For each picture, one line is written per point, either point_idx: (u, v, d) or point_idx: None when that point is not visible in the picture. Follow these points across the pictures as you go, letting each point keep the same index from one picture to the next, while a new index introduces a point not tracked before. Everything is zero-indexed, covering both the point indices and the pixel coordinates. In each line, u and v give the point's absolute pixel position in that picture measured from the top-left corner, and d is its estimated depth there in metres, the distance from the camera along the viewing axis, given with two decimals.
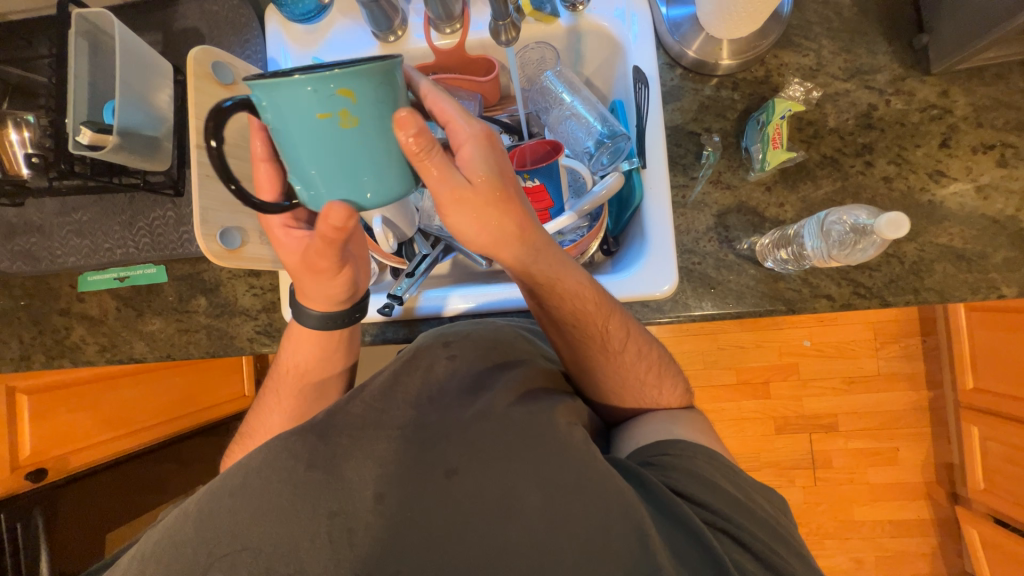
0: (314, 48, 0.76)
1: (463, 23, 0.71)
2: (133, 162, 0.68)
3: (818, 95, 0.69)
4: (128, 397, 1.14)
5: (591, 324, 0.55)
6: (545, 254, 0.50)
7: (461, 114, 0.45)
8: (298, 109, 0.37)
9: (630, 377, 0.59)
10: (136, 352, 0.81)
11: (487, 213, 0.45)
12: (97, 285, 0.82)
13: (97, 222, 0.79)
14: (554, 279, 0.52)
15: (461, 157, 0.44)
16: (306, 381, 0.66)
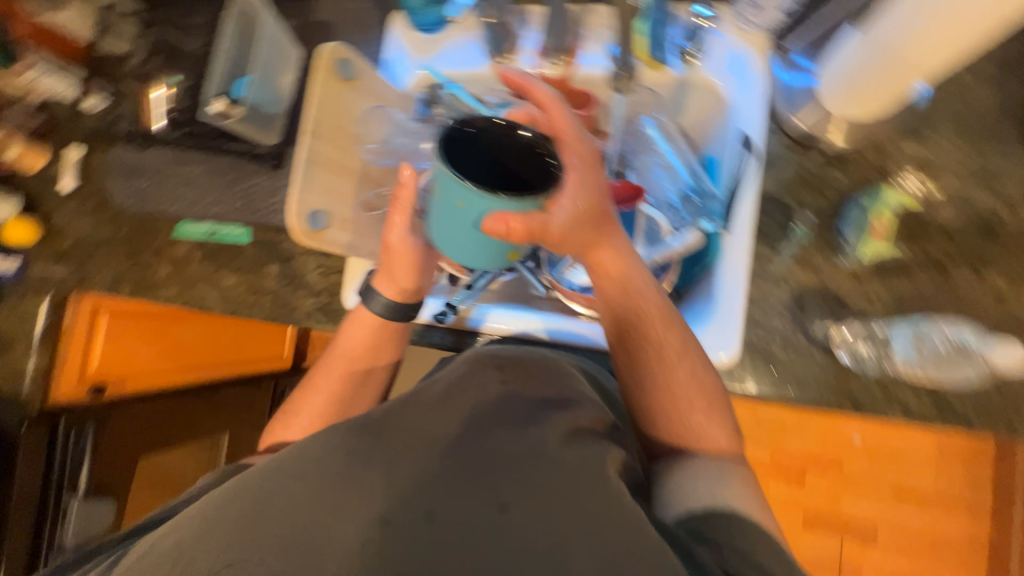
0: (428, 56, 0.80)
1: (570, 57, 0.74)
2: (250, 133, 0.75)
3: (932, 192, 0.65)
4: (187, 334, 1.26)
5: (651, 321, 0.60)
6: (617, 255, 0.57)
7: (574, 136, 0.52)
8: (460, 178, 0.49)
9: (685, 386, 0.59)
10: (207, 301, 0.86)
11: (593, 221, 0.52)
12: (190, 235, 0.88)
13: (204, 177, 0.87)
14: (624, 284, 0.59)
15: (576, 179, 0.50)
16: (360, 362, 0.70)
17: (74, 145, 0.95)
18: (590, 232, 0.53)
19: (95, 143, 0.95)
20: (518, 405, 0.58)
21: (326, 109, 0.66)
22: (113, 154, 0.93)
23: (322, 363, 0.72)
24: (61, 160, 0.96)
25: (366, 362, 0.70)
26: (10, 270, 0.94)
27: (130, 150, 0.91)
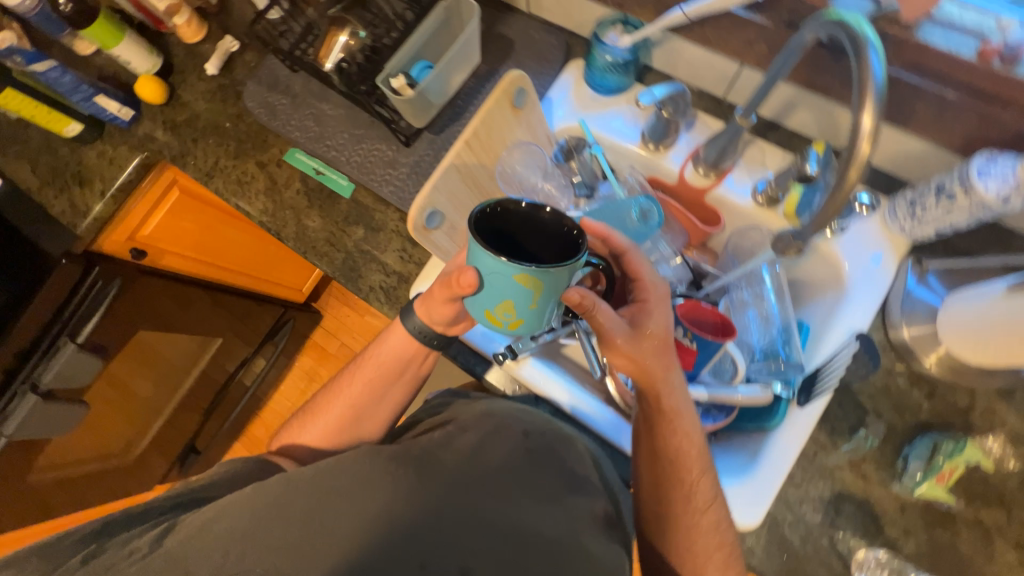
0: (588, 113, 0.83)
1: (719, 176, 0.75)
2: (405, 113, 0.76)
3: (1010, 461, 0.63)
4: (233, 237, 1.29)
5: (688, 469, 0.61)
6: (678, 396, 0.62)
7: (645, 273, 0.62)
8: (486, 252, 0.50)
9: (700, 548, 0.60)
10: (284, 232, 0.87)
11: (653, 350, 0.60)
12: (298, 164, 0.90)
13: (336, 122, 0.90)
14: (674, 419, 0.61)
15: (644, 311, 0.60)
16: (382, 382, 0.77)
17: (233, 38, 0.99)
18: (652, 359, 0.60)
19: (252, 45, 0.99)
20: (523, 468, 0.62)
21: (486, 126, 0.67)
22: (264, 62, 0.96)
23: (357, 364, 0.79)
24: (215, 46, 1.00)
25: (388, 382, 0.77)
26: (120, 115, 0.95)
27: (281, 66, 0.95)
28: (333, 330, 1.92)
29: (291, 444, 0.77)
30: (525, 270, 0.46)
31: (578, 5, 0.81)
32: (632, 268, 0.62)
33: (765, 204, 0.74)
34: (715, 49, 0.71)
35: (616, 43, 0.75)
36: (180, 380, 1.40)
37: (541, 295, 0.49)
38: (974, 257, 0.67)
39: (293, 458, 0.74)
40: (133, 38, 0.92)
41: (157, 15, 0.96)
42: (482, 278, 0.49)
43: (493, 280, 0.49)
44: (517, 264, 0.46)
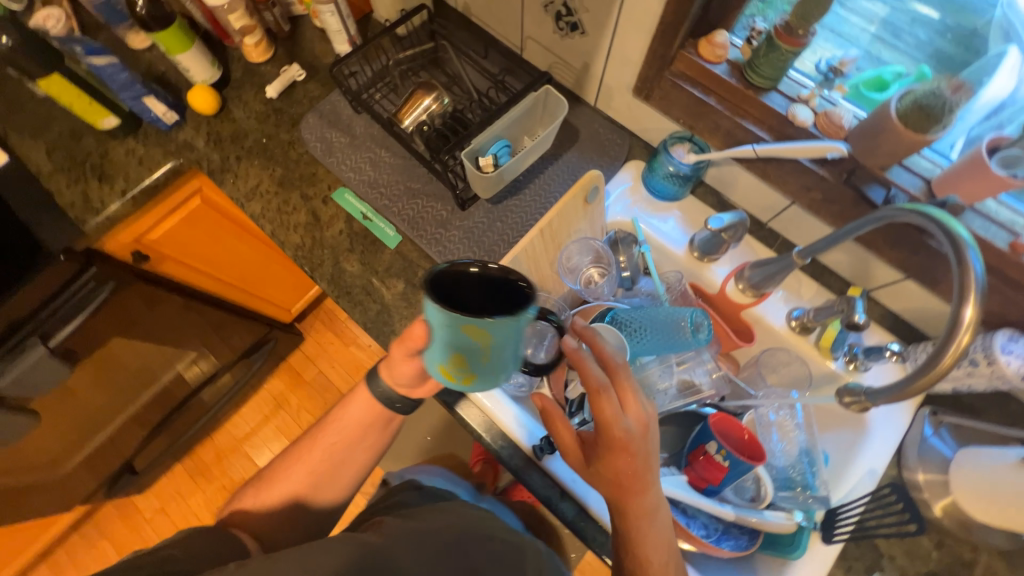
0: (641, 213, 0.87)
1: (760, 297, 0.80)
2: (477, 185, 0.77)
3: None
4: (239, 253, 1.23)
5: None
6: (641, 509, 0.58)
7: (596, 376, 0.53)
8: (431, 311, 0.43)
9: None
10: (319, 271, 0.84)
11: (616, 458, 0.55)
12: (345, 205, 0.88)
13: (392, 171, 0.90)
14: (642, 529, 0.58)
15: (604, 418, 0.54)
16: (347, 449, 0.72)
17: (299, 67, 0.99)
18: (624, 468, 0.56)
19: (318, 78, 0.99)
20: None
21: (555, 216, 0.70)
22: (327, 97, 0.96)
23: (318, 430, 0.74)
24: (278, 70, 0.99)
25: (349, 449, 0.73)
26: (163, 119, 0.91)
27: (344, 104, 0.95)
28: (313, 355, 1.83)
29: (242, 516, 0.71)
30: (471, 324, 0.41)
31: (646, 115, 0.86)
32: (582, 375, 0.53)
33: (798, 330, 0.79)
34: (770, 183, 0.77)
35: (682, 158, 0.80)
36: (134, 396, 1.26)
37: (489, 349, 0.43)
38: (983, 421, 0.72)
39: (245, 533, 0.68)
40: (199, 49, 0.89)
41: (230, 32, 0.95)
42: (433, 330, 0.44)
43: (438, 334, 0.43)
44: (457, 317, 0.40)
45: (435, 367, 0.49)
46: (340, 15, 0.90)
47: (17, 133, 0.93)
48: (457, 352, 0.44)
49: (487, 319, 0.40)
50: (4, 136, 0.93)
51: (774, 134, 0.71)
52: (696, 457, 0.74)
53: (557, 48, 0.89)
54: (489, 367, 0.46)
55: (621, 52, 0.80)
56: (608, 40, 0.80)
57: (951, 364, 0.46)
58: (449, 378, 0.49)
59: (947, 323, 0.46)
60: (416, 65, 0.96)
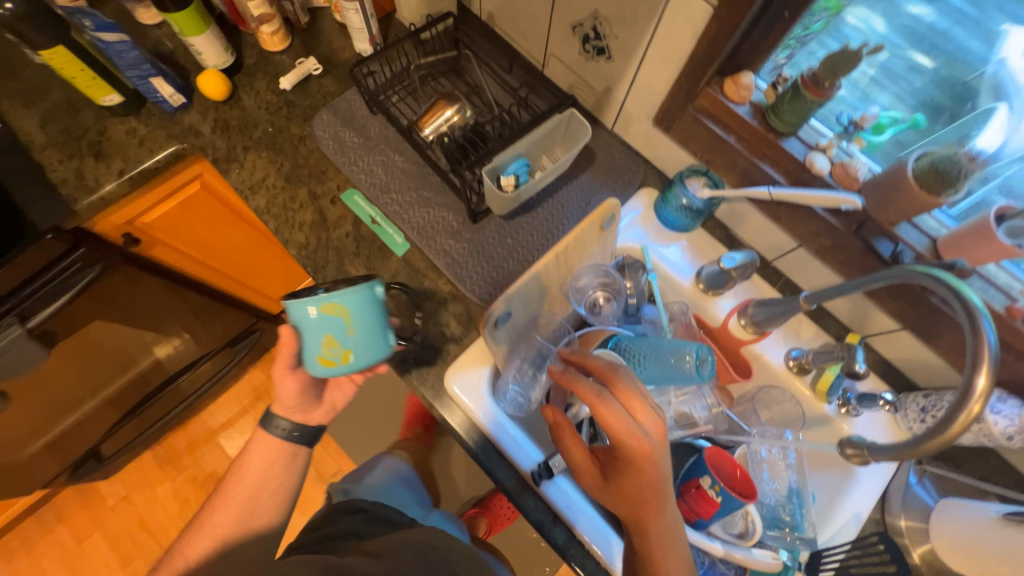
0: (650, 240, 0.88)
1: (760, 335, 0.81)
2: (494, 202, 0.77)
3: None
4: (234, 240, 1.18)
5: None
6: (661, 526, 0.58)
7: (596, 394, 0.57)
8: (304, 319, 0.62)
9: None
10: (322, 273, 0.83)
11: (635, 475, 0.56)
12: (353, 207, 0.87)
13: (405, 176, 0.88)
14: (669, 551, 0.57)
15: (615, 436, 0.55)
16: (265, 493, 0.77)
17: (316, 61, 0.96)
18: (645, 484, 0.57)
19: (334, 74, 0.97)
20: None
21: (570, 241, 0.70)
22: (343, 95, 0.94)
23: (222, 491, 0.77)
24: (294, 62, 0.97)
25: (262, 489, 0.78)
26: (169, 101, 0.88)
27: (360, 103, 0.93)
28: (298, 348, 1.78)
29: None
30: (326, 300, 0.61)
31: (663, 144, 0.87)
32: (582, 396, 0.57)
33: (796, 370, 0.80)
34: (780, 225, 0.78)
35: (697, 192, 0.81)
36: (108, 381, 1.22)
37: (349, 324, 0.63)
38: (965, 475, 0.74)
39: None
40: (212, 32, 0.86)
41: (247, 18, 0.92)
42: (303, 321, 0.63)
43: (310, 327, 0.63)
44: (314, 304, 0.61)
45: (318, 367, 0.66)
46: (364, 14, 0.89)
47: (9, 100, 0.89)
48: (328, 339, 0.64)
49: (337, 298, 0.61)
50: None
51: (790, 180, 0.72)
52: (688, 489, 0.75)
53: (580, 69, 0.89)
54: (356, 348, 0.65)
55: (645, 81, 0.80)
56: (634, 68, 0.80)
57: (961, 429, 0.47)
58: (335, 370, 0.66)
59: (958, 391, 0.47)
60: (436, 71, 0.95)
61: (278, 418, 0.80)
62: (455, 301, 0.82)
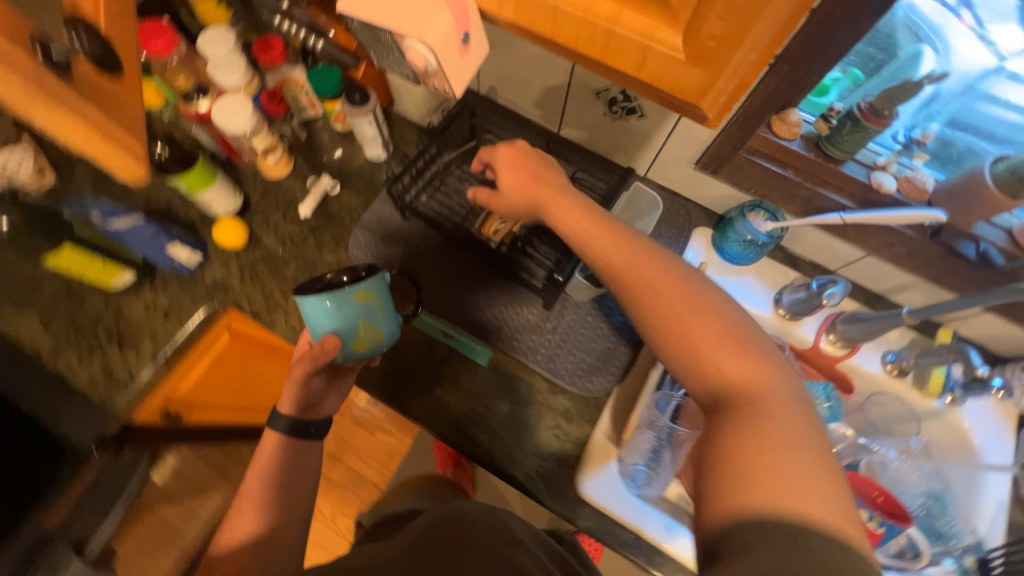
0: (721, 280, 0.87)
1: (853, 349, 0.82)
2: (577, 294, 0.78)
3: None
4: (263, 372, 1.02)
5: (744, 464, 0.40)
6: (814, 446, 0.41)
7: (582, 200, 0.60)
8: (327, 310, 0.62)
9: (773, 507, 0.37)
10: (412, 406, 0.77)
11: (666, 298, 0.50)
12: (421, 326, 0.81)
13: (463, 278, 0.84)
14: (744, 381, 0.45)
15: (616, 244, 0.54)
16: (282, 490, 0.67)
17: (329, 177, 0.91)
18: (762, 372, 0.45)
19: (351, 186, 0.92)
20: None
21: None
22: (369, 208, 0.89)
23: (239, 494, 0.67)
24: (305, 184, 0.91)
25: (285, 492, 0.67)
26: (186, 263, 0.80)
27: (390, 212, 0.88)
28: (337, 452, 1.59)
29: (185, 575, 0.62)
30: (360, 288, 0.63)
31: (707, 184, 0.87)
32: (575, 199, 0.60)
33: (896, 373, 0.80)
34: (846, 241, 0.80)
35: (760, 227, 0.81)
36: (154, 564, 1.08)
37: (379, 303, 0.66)
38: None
39: None
40: (223, 181, 0.80)
41: (249, 153, 0.86)
42: (336, 321, 0.64)
43: (337, 317, 0.63)
44: (347, 291, 0.62)
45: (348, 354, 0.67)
46: (376, 123, 0.84)
47: None
48: (357, 325, 0.65)
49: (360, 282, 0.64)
50: None
51: (858, 202, 0.73)
52: None
53: (606, 128, 0.88)
54: (385, 326, 0.67)
55: (685, 132, 0.80)
56: (671, 121, 0.80)
57: None
58: (365, 353, 0.68)
59: None
60: (458, 162, 0.91)
61: (285, 407, 0.69)
62: (557, 399, 0.78)
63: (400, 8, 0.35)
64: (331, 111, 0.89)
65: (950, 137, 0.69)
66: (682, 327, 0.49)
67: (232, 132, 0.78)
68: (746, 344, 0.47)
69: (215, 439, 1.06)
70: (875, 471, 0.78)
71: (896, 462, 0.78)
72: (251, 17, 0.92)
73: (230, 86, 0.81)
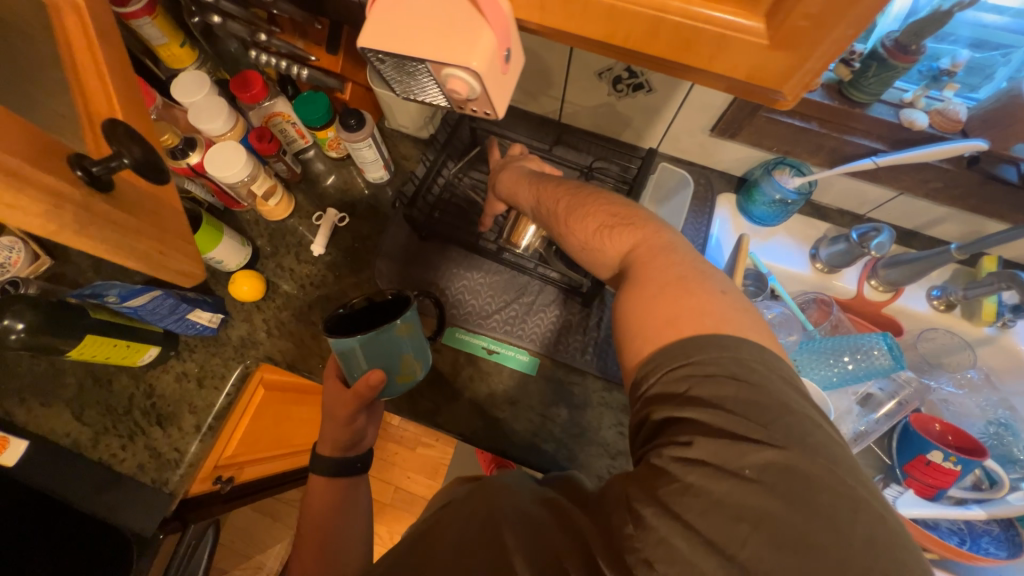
0: (754, 245, 0.85)
1: (897, 292, 0.81)
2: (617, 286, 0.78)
3: None
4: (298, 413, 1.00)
5: (643, 329, 0.48)
6: (706, 291, 0.48)
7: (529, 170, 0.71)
8: (367, 349, 0.58)
9: (673, 351, 0.44)
10: (469, 430, 0.74)
11: (615, 224, 0.57)
12: (462, 345, 0.79)
13: (493, 289, 0.82)
14: (649, 255, 0.53)
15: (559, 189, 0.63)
16: (334, 540, 0.59)
17: (335, 209, 0.87)
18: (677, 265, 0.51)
19: (359, 214, 0.88)
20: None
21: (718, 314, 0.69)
22: (382, 233, 0.86)
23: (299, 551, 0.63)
24: (312, 221, 0.87)
25: None
26: (209, 325, 0.76)
27: (405, 234, 0.85)
28: (382, 476, 1.58)
29: None
30: (405, 322, 0.60)
31: (724, 149, 0.84)
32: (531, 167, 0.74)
33: (943, 308, 0.80)
34: (877, 184, 0.78)
35: (788, 184, 0.78)
36: None
37: (414, 331, 0.63)
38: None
39: None
40: (229, 235, 0.76)
41: (247, 198, 0.81)
42: (378, 360, 0.60)
43: (377, 353, 0.59)
44: (389, 327, 0.58)
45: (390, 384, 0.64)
46: (375, 145, 0.80)
47: (21, 405, 0.74)
48: (396, 355, 0.62)
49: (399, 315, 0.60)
50: (10, 413, 0.74)
51: (888, 143, 0.71)
52: (915, 467, 0.72)
53: (612, 109, 0.85)
54: (420, 348, 0.65)
55: (697, 100, 0.77)
56: (682, 90, 0.76)
57: None
58: (405, 380, 0.65)
59: None
60: (465, 170, 0.88)
61: (324, 445, 0.63)
62: (613, 395, 0.76)
63: (435, 36, 0.33)
64: (324, 140, 0.84)
65: (988, 60, 0.68)
66: (571, 227, 0.60)
67: (230, 182, 0.74)
68: (620, 221, 0.57)
69: (265, 489, 1.04)
70: (936, 409, 0.80)
71: (955, 397, 0.79)
72: (220, 54, 0.87)
73: (214, 132, 0.75)
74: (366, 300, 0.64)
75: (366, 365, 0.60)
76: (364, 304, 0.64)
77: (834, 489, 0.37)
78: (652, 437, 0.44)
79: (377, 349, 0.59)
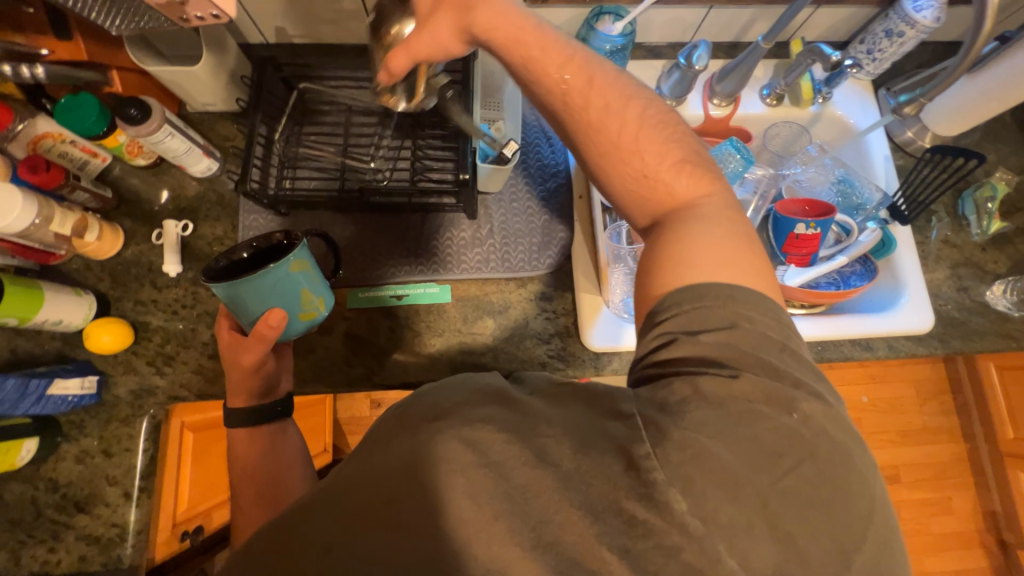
0: None
1: (735, 101, 0.87)
2: (488, 183, 0.77)
3: (1013, 181, 0.87)
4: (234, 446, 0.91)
5: (692, 264, 0.45)
6: (743, 241, 0.47)
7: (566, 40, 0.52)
8: (254, 291, 0.54)
9: (720, 292, 0.43)
10: (411, 375, 0.74)
11: (666, 163, 0.50)
12: (368, 303, 0.76)
13: (375, 237, 0.79)
14: (702, 210, 0.49)
15: (614, 82, 0.52)
16: (268, 486, 0.58)
17: (173, 220, 0.77)
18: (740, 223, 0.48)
19: (204, 216, 0.78)
20: None
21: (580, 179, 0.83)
22: (239, 226, 0.78)
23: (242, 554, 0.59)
24: (153, 242, 0.77)
25: None
26: (85, 391, 0.68)
27: (265, 217, 0.78)
28: None
29: None
30: (297, 257, 0.55)
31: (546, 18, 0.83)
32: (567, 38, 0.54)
33: (776, 102, 0.88)
34: (687, 5, 0.81)
35: (612, 30, 0.78)
36: None
37: (315, 269, 0.58)
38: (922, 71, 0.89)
39: None
40: (54, 289, 0.67)
41: (58, 243, 0.70)
42: (271, 301, 0.55)
43: (273, 294, 0.55)
44: (279, 265, 0.53)
45: (292, 328, 0.60)
46: (178, 132, 0.70)
47: None
48: (294, 298, 0.57)
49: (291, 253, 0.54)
50: None
51: None
52: (789, 244, 0.82)
53: None
54: (323, 287, 0.61)
55: None
56: None
57: (988, 32, 0.62)
58: (309, 322, 0.61)
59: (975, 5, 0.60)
60: (295, 129, 0.79)
61: (239, 399, 0.60)
62: (530, 288, 0.78)
63: None
64: (119, 148, 0.72)
65: None
66: (638, 147, 0.50)
67: (17, 231, 0.62)
68: (694, 162, 0.51)
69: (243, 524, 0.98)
70: (795, 191, 0.88)
71: (804, 175, 0.88)
72: None
73: None
74: (245, 248, 0.59)
75: (257, 311, 0.56)
76: (251, 250, 0.59)
77: (749, 318, 0.42)
78: (667, 365, 0.42)
79: (271, 292, 0.55)
